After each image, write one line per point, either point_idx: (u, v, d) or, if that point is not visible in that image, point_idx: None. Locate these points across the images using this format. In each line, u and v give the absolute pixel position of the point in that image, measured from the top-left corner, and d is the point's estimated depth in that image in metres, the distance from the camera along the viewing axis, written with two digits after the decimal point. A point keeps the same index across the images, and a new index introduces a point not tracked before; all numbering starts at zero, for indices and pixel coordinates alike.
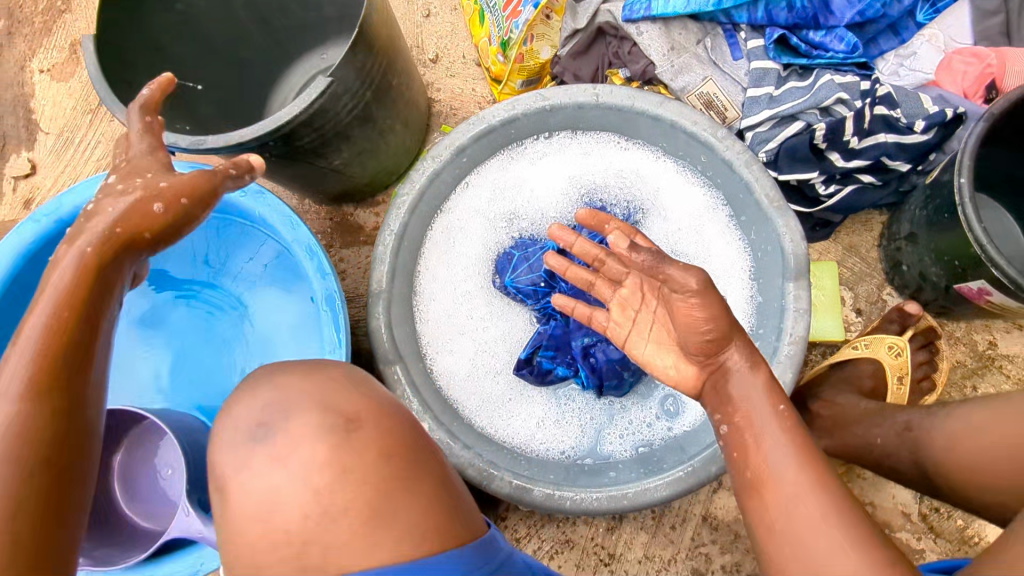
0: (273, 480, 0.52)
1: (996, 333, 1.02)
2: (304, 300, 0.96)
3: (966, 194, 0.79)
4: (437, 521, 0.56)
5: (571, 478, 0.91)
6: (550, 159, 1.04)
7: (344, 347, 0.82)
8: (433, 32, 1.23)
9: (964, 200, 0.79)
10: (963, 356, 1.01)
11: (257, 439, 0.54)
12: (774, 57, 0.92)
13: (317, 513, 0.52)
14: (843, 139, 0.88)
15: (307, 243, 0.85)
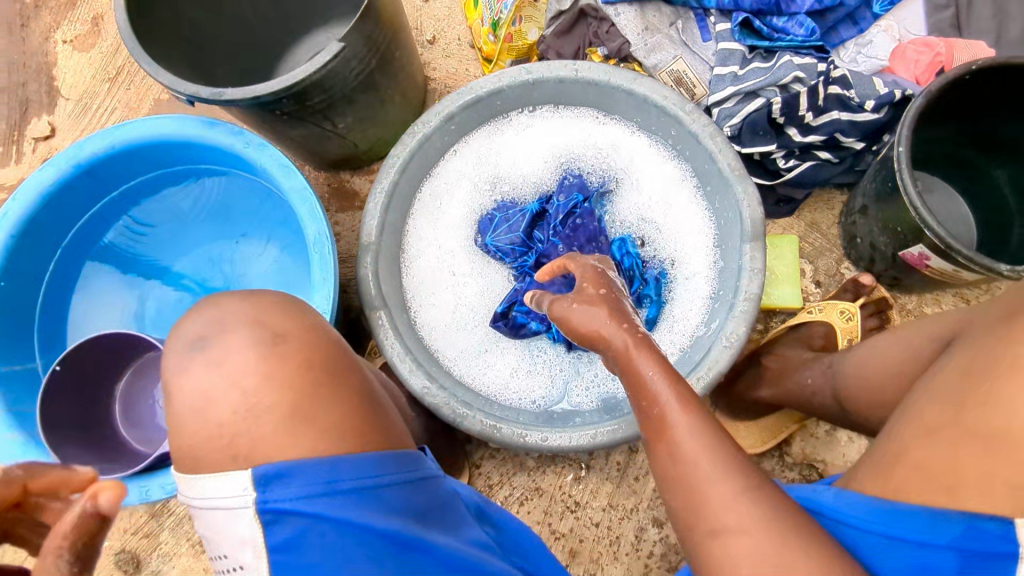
0: (206, 383, 0.59)
1: (945, 306, 1.08)
2: (290, 251, 1.11)
3: (903, 162, 0.87)
4: (356, 425, 0.61)
5: (539, 420, 0.99)
6: (533, 131, 1.12)
7: (331, 287, 0.91)
8: (432, 16, 1.31)
9: (901, 167, 0.87)
10: None
11: (195, 350, 0.61)
12: (740, 39, 1.00)
13: (243, 408, 0.59)
14: (798, 114, 0.96)
15: (301, 189, 0.93)
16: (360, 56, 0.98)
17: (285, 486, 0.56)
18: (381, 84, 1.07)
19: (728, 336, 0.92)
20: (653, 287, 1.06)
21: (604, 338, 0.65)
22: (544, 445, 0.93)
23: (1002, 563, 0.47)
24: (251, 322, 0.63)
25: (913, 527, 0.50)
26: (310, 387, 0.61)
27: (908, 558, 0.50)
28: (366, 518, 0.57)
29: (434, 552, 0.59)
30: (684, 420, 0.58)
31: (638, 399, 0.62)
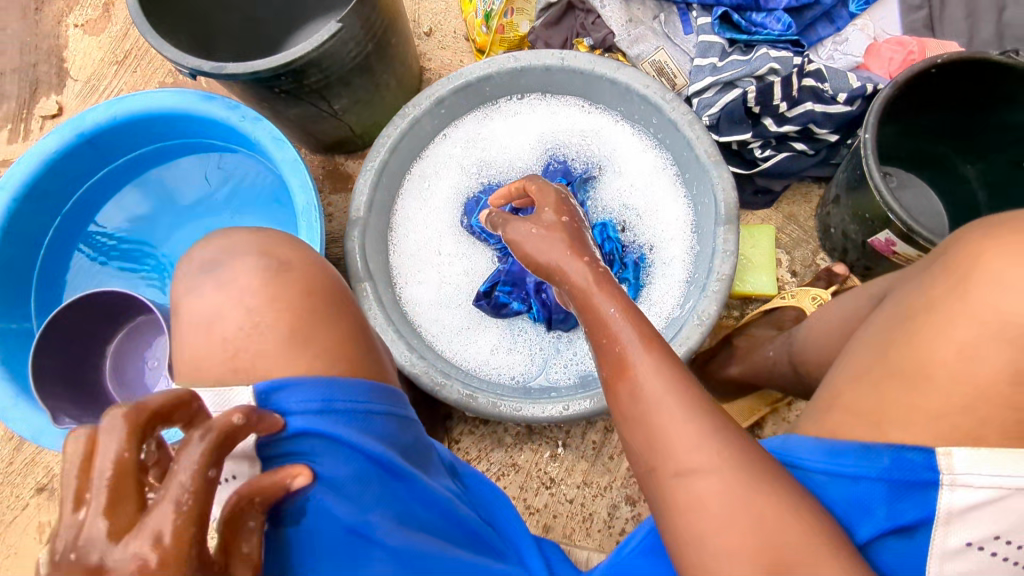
0: (209, 311, 0.63)
1: None
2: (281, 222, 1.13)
3: (869, 148, 0.91)
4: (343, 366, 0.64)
5: (516, 393, 1.01)
6: (521, 117, 1.16)
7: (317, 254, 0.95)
8: (429, 10, 1.36)
9: (867, 153, 0.91)
10: None
11: (202, 275, 0.66)
12: (719, 33, 1.04)
13: (234, 337, 0.62)
14: (772, 103, 1.01)
15: (292, 160, 0.97)
16: (356, 38, 1.02)
17: (289, 397, 0.59)
18: (377, 68, 1.11)
19: (700, 314, 0.95)
20: (631, 270, 1.09)
21: (567, 279, 0.66)
22: (520, 415, 0.96)
23: (923, 491, 0.54)
24: (257, 253, 0.67)
25: (851, 463, 0.56)
26: (302, 321, 0.63)
27: (846, 493, 0.56)
28: (357, 438, 0.60)
29: (412, 483, 0.62)
30: (646, 358, 0.58)
31: (599, 336, 0.61)
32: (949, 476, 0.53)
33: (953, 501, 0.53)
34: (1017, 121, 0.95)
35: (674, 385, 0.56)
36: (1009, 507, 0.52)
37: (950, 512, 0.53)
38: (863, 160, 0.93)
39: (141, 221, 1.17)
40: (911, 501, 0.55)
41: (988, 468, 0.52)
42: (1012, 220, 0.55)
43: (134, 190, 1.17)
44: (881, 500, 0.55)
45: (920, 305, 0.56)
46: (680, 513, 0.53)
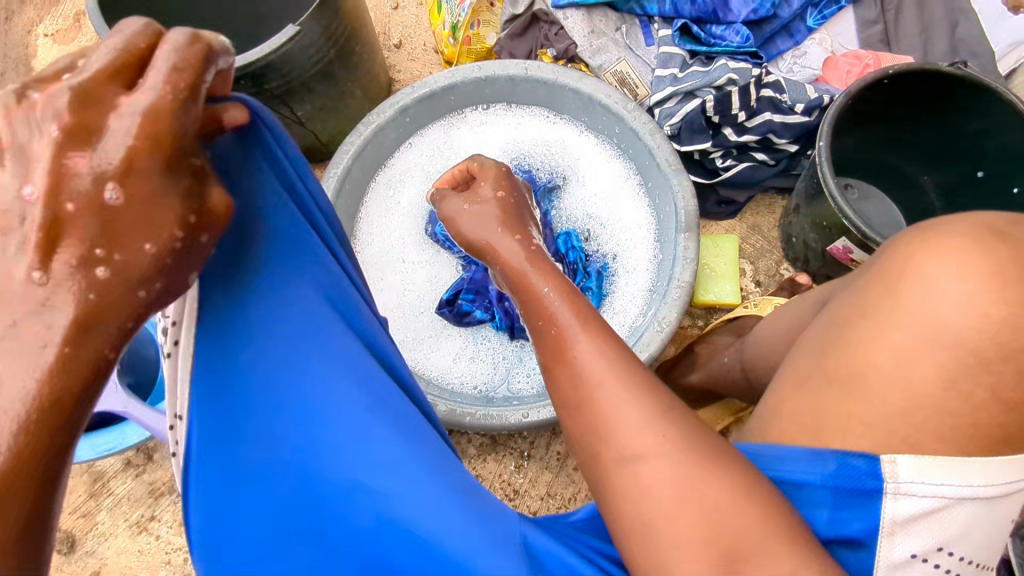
0: None
1: None
2: None
3: (824, 155, 0.92)
4: None
5: (479, 400, 1.00)
6: (487, 127, 1.16)
7: None
8: (399, 23, 1.37)
9: (821, 160, 0.92)
10: None
11: None
12: (679, 44, 1.06)
13: None
14: (731, 112, 1.01)
15: None
16: (321, 46, 1.02)
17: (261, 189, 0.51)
18: (340, 75, 1.11)
19: (661, 321, 0.95)
20: (595, 279, 1.08)
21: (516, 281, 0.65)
22: (482, 423, 0.95)
23: (866, 501, 0.52)
24: None
25: (795, 469, 0.54)
26: None
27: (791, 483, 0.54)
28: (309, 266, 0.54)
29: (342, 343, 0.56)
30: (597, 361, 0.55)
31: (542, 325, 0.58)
32: (891, 484, 0.51)
33: (897, 511, 0.51)
34: (972, 133, 0.96)
35: (618, 364, 0.53)
36: (949, 517, 0.51)
37: (894, 522, 0.52)
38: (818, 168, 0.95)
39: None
40: (854, 511, 0.53)
41: (933, 477, 0.51)
42: (938, 223, 0.55)
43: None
44: (825, 504, 0.54)
45: (855, 308, 0.56)
46: (631, 501, 0.49)
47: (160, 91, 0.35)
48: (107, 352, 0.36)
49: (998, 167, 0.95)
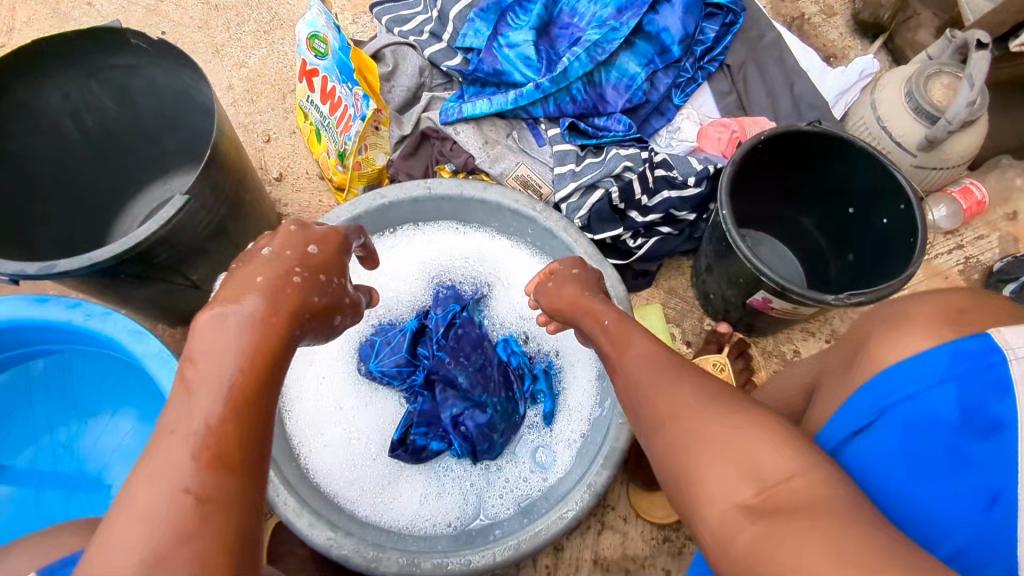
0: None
1: None
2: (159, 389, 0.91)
3: (730, 223, 0.99)
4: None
5: (460, 544, 0.95)
6: (399, 250, 1.13)
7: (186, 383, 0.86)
8: (275, 156, 1.35)
9: (729, 227, 0.98)
10: None
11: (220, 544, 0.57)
12: (570, 140, 1.11)
13: None
14: (635, 197, 1.06)
15: (129, 325, 0.88)
16: (212, 208, 0.96)
17: None
18: (234, 229, 1.04)
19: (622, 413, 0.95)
20: (544, 382, 1.07)
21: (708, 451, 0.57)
22: (470, 567, 0.88)
23: (994, 371, 0.51)
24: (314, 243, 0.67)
25: (950, 397, 0.52)
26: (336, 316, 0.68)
27: (907, 450, 0.54)
28: None
29: None
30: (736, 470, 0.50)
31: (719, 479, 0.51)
32: (1010, 353, 0.50)
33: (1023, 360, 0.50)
34: (834, 178, 1.10)
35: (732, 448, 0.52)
36: None
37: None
38: (727, 232, 1.01)
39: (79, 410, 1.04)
40: (997, 389, 0.50)
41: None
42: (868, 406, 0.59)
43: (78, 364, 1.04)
44: (986, 395, 0.51)
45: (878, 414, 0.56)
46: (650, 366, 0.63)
47: (272, 261, 0.61)
48: (295, 327, 0.58)
49: (863, 203, 1.09)
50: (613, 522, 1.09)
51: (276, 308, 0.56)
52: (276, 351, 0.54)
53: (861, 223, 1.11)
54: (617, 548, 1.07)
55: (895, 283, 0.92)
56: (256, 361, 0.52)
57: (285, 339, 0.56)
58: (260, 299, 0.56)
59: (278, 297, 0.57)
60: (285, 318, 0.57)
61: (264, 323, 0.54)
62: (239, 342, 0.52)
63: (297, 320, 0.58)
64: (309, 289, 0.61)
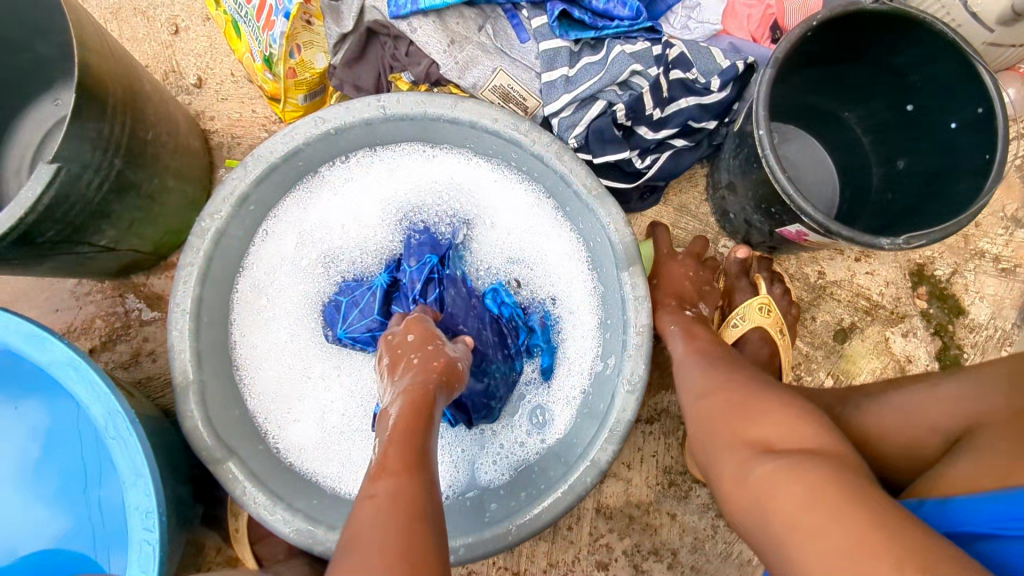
0: None
1: (925, 303, 1.06)
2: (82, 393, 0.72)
3: (767, 146, 0.79)
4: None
5: (456, 521, 0.85)
6: (355, 185, 0.94)
7: (115, 393, 0.70)
8: (188, 52, 1.07)
9: (766, 152, 0.79)
10: (877, 337, 1.05)
11: None
12: (562, 34, 0.85)
13: None
14: (646, 112, 0.86)
15: (27, 328, 0.71)
16: (99, 166, 0.74)
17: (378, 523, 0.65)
18: (141, 179, 0.82)
19: (629, 379, 0.82)
20: (541, 336, 0.96)
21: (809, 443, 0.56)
22: (467, 555, 0.78)
23: None
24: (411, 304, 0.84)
25: None
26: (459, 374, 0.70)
27: None
28: None
29: None
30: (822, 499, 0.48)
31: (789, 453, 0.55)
32: None
33: None
34: (894, 68, 0.88)
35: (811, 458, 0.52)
36: None
37: None
38: (760, 155, 0.82)
39: (40, 456, 0.81)
40: None
41: None
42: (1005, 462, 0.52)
43: (44, 392, 0.81)
44: None
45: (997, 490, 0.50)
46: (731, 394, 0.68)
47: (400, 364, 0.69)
48: (431, 400, 0.63)
49: (928, 100, 0.87)
50: (616, 470, 1.02)
51: (412, 395, 0.63)
52: (426, 432, 0.60)
53: (923, 123, 0.90)
54: (621, 496, 1.02)
55: (965, 218, 0.75)
56: (410, 446, 0.57)
57: (429, 416, 0.61)
58: (405, 397, 0.62)
59: (413, 388, 0.63)
60: (419, 398, 0.62)
61: (416, 412, 0.60)
62: (400, 435, 0.58)
63: (434, 396, 0.63)
64: (433, 373, 0.66)
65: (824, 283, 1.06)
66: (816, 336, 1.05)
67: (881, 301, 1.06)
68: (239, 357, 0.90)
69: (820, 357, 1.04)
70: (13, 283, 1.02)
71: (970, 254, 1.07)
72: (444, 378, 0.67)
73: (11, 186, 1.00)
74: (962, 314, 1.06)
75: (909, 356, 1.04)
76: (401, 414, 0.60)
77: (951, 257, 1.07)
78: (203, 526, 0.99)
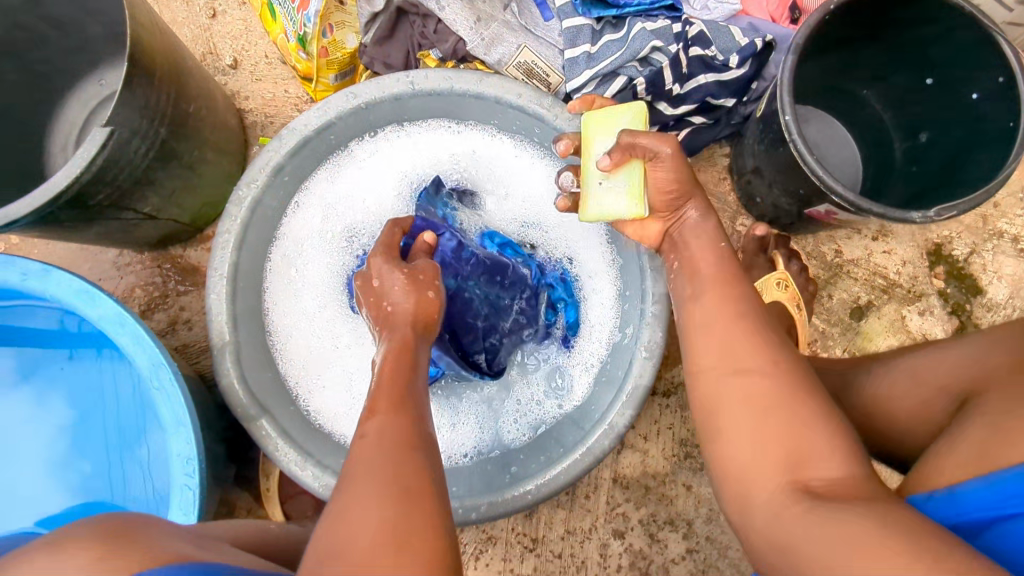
0: None
1: (943, 282, 1.07)
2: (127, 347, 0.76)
3: (794, 132, 0.82)
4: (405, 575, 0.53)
5: (480, 481, 0.88)
6: (383, 159, 0.98)
7: (161, 348, 0.74)
8: (225, 35, 1.12)
9: (793, 137, 0.82)
10: (895, 315, 1.06)
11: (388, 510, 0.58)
12: (584, 12, 0.88)
13: None
14: (665, 88, 0.88)
15: (78, 285, 0.75)
16: (145, 133, 0.78)
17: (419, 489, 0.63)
18: (182, 150, 0.87)
19: (646, 346, 0.84)
20: (563, 290, 1.01)
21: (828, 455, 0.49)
22: (488, 512, 0.81)
23: None
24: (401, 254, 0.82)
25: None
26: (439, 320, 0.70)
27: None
28: None
29: None
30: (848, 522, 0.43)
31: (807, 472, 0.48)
32: None
33: None
34: (914, 46, 0.90)
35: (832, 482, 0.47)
36: None
37: None
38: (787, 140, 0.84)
39: (87, 410, 0.86)
40: None
41: None
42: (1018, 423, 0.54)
43: (92, 350, 0.86)
44: None
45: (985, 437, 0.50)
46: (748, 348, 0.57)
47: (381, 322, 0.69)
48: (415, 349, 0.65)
49: (947, 73, 0.89)
50: (633, 441, 1.05)
51: (396, 347, 0.64)
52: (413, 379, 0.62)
53: (944, 100, 0.91)
54: (637, 467, 1.04)
55: (992, 187, 0.77)
56: (400, 392, 0.59)
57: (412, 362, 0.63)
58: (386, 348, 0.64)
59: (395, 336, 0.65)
60: (404, 346, 0.64)
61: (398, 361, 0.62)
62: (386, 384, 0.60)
63: (415, 345, 0.65)
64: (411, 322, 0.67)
65: (841, 262, 1.07)
66: (833, 314, 1.06)
67: (898, 280, 1.07)
68: (272, 324, 0.94)
69: (836, 333, 1.06)
70: (59, 253, 1.07)
71: (988, 234, 1.07)
72: (423, 325, 0.68)
73: (60, 161, 1.05)
74: (980, 294, 1.06)
75: (925, 334, 1.05)
76: (385, 362, 0.62)
77: (969, 237, 1.07)
78: (235, 487, 1.03)
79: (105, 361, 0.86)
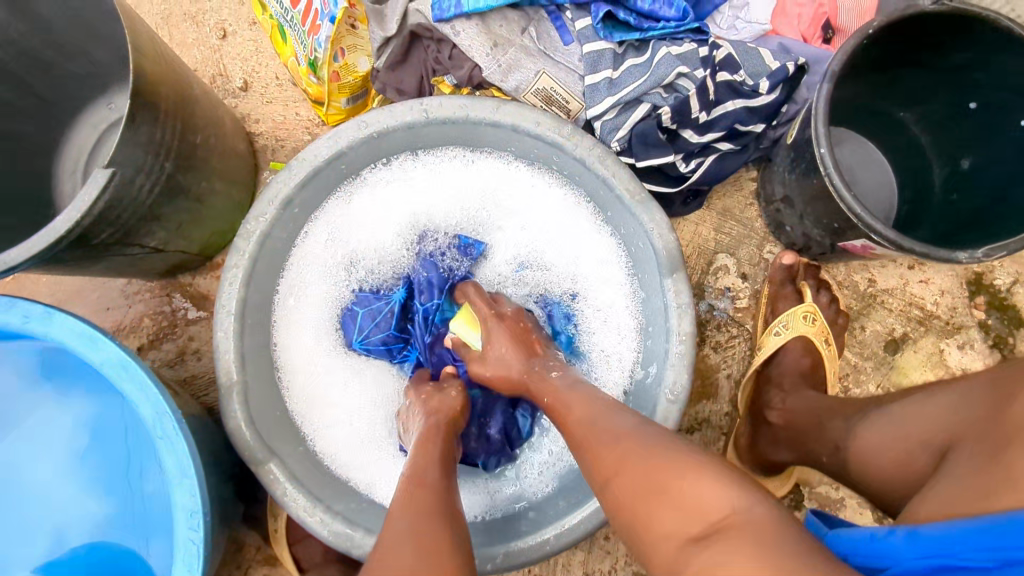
0: None
1: (984, 314, 1.01)
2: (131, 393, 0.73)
3: (829, 163, 0.77)
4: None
5: (497, 526, 0.85)
6: (395, 187, 0.95)
7: (165, 395, 0.71)
8: (234, 56, 1.09)
9: (828, 169, 0.77)
10: (933, 349, 1.01)
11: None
12: (606, 36, 0.84)
13: None
14: (691, 115, 0.84)
15: (82, 329, 0.73)
16: (150, 169, 0.75)
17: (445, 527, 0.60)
18: (189, 182, 0.84)
19: (671, 390, 0.79)
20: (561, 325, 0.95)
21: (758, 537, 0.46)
22: (505, 563, 0.78)
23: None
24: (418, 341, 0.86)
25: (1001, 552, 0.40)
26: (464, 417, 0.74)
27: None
28: None
29: None
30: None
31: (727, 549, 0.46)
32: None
33: None
34: (958, 70, 0.85)
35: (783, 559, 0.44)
36: None
37: None
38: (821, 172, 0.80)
39: (91, 452, 0.83)
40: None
41: None
42: None
43: (98, 390, 0.84)
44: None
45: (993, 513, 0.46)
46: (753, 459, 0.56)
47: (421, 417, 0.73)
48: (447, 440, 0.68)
49: (993, 99, 0.83)
50: None
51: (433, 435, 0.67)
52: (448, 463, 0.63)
53: (991, 126, 0.86)
54: None
55: None
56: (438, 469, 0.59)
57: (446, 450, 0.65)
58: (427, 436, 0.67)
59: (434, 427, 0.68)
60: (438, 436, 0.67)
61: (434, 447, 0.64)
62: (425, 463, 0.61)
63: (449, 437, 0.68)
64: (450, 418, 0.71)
65: (874, 292, 1.02)
66: (866, 347, 1.01)
67: (936, 312, 1.02)
68: (278, 358, 0.91)
69: (869, 368, 1.01)
70: (68, 281, 1.05)
71: None
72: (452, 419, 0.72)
73: (67, 189, 1.03)
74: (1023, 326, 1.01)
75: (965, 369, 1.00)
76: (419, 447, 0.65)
77: (1012, 266, 1.02)
78: (244, 524, 1.00)
79: (110, 401, 0.84)
